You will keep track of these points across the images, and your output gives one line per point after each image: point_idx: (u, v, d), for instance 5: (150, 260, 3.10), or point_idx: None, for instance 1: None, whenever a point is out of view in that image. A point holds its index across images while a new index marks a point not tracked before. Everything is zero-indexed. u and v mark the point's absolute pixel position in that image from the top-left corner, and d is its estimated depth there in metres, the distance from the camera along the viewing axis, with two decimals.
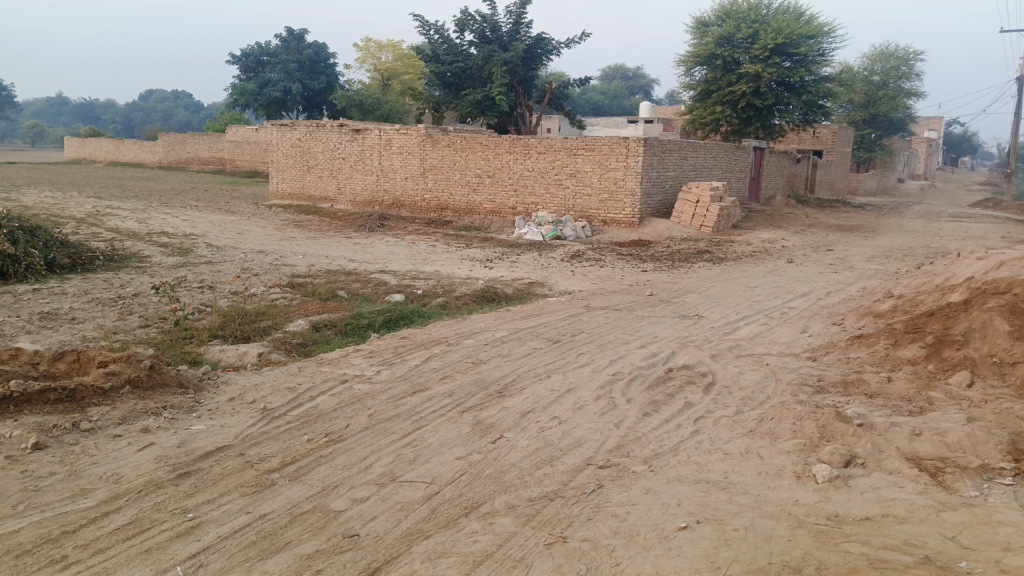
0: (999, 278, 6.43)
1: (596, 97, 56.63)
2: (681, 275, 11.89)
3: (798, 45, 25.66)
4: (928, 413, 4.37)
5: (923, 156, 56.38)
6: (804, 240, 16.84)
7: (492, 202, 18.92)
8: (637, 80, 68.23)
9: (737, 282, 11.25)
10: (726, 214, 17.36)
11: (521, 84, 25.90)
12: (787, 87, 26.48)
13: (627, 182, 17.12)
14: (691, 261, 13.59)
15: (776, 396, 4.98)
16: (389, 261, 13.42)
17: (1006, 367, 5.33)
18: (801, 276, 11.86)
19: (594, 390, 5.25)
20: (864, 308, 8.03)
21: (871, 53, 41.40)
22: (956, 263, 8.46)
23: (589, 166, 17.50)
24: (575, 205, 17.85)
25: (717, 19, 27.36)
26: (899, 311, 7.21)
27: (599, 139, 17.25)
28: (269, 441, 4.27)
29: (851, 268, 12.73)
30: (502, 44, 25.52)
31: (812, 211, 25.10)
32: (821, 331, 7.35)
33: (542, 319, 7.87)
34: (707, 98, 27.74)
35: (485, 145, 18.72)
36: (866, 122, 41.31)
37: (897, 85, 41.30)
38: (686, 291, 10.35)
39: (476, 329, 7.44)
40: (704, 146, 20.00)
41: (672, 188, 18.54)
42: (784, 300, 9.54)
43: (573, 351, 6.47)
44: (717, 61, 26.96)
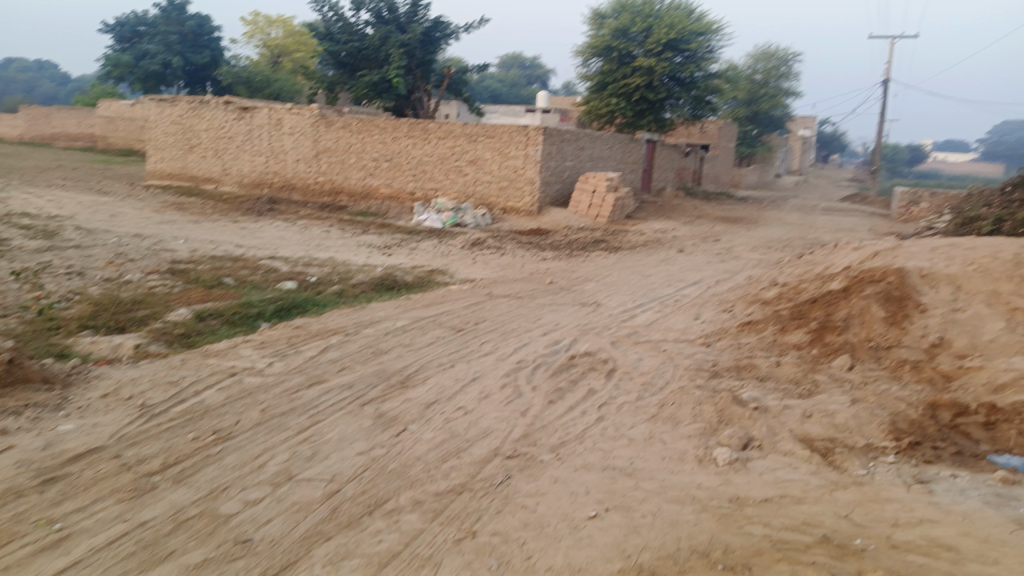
0: (874, 267, 6.88)
1: (493, 84, 56.63)
2: (580, 264, 12.06)
3: (689, 41, 26.67)
4: (816, 395, 4.59)
5: (799, 153, 60.16)
6: (694, 230, 17.52)
7: (389, 187, 18.51)
8: (534, 69, 68.76)
9: (632, 270, 11.54)
10: (621, 205, 17.77)
11: (419, 68, 25.45)
12: (678, 82, 27.45)
13: (527, 170, 17.18)
14: (589, 250, 13.82)
15: (675, 381, 5.08)
16: (280, 247, 12.84)
17: (881, 351, 5.71)
18: (692, 265, 12.31)
19: (499, 379, 5.20)
20: (751, 293, 8.38)
21: (754, 53, 43.70)
22: (834, 254, 9.00)
23: (489, 153, 17.43)
24: (474, 192, 17.75)
25: (613, 12, 27.91)
26: (784, 297, 7.56)
27: (499, 126, 17.20)
28: (148, 441, 3.92)
29: (737, 258, 13.35)
30: (400, 26, 24.97)
31: (700, 203, 26.19)
32: (713, 317, 7.61)
33: (443, 307, 7.73)
34: (603, 90, 28.22)
35: (382, 128, 18.27)
36: (749, 118, 43.53)
37: (777, 85, 43.86)
38: (585, 279, 10.50)
39: (375, 318, 7.21)
40: (601, 137, 20.38)
41: (570, 178, 18.79)
42: (677, 288, 9.84)
43: (476, 341, 6.36)
44: (612, 53, 27.50)
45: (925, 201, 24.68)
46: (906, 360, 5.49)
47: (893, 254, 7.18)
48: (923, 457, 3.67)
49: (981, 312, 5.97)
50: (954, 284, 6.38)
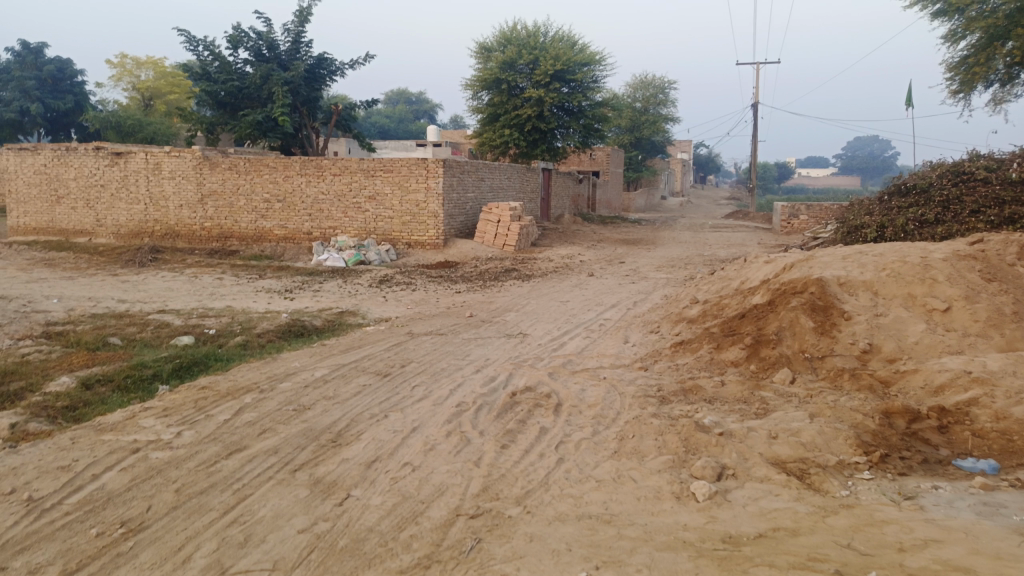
0: (794, 278, 6.99)
1: (381, 121, 56.15)
2: (496, 295, 11.82)
3: (574, 72, 27.40)
4: (772, 413, 4.48)
5: (680, 175, 63.03)
6: (599, 254, 17.72)
7: (284, 228, 17.68)
8: (420, 104, 68.80)
9: (549, 298, 11.40)
10: (526, 233, 17.74)
11: (304, 105, 24.70)
12: (567, 111, 28.12)
13: (429, 204, 16.85)
14: (501, 280, 13.63)
15: (626, 411, 4.85)
16: (170, 299, 11.86)
17: (816, 361, 5.74)
18: (606, 287, 12.32)
19: (441, 426, 4.80)
20: (674, 312, 8.36)
21: (633, 82, 45.59)
22: (746, 267, 9.19)
23: (388, 188, 17.00)
24: (376, 228, 17.24)
25: (498, 45, 28.15)
26: (709, 314, 7.57)
27: (397, 160, 16.84)
28: (40, 545, 3.28)
29: (646, 278, 13.53)
30: (281, 64, 24.21)
31: (597, 227, 26.69)
32: (642, 339, 7.51)
33: (363, 353, 7.25)
34: (495, 121, 28.32)
35: (272, 167, 17.47)
36: (633, 144, 45.18)
37: (656, 111, 45.90)
38: (504, 310, 10.26)
39: (290, 369, 6.62)
40: (499, 167, 20.38)
41: (472, 209, 18.63)
42: (598, 312, 9.75)
43: (406, 387, 5.93)
44: (501, 85, 27.67)
45: (804, 213, 26.23)
46: (843, 369, 5.52)
47: (808, 263, 7.36)
48: (897, 470, 3.58)
49: (901, 315, 6.14)
50: (871, 290, 6.57)
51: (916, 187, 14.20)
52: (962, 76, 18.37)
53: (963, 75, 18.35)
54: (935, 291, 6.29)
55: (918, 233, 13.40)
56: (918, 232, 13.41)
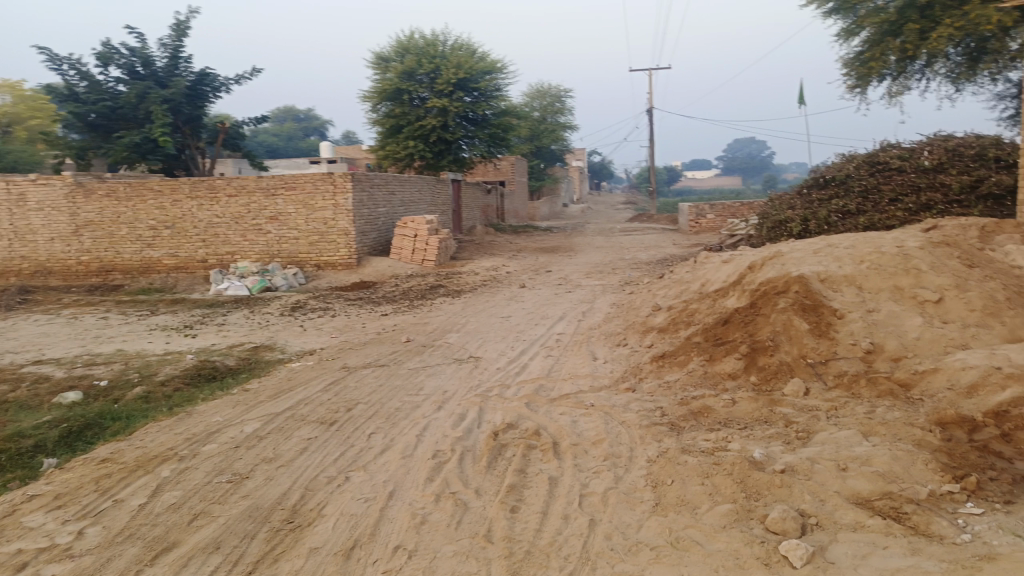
0: (769, 277, 6.51)
1: (269, 140, 53.62)
2: (427, 315, 10.90)
3: (477, 80, 26.77)
4: (816, 436, 3.85)
5: (578, 183, 63.76)
6: (523, 264, 17.08)
7: (175, 257, 16.00)
8: (309, 121, 66.35)
9: (484, 314, 10.58)
10: (444, 247, 16.86)
11: (187, 124, 22.73)
12: (471, 121, 27.49)
13: (338, 221, 15.67)
14: (429, 298, 12.71)
15: (641, 447, 4.12)
16: (47, 346, 10.21)
17: (820, 367, 5.22)
18: (542, 299, 11.61)
19: (424, 488, 3.90)
20: (636, 321, 7.76)
21: (529, 91, 45.60)
22: (700, 268, 8.73)
23: (292, 207, 15.70)
24: (281, 250, 15.88)
25: (396, 54, 27.15)
26: (679, 322, 6.99)
27: (300, 176, 15.58)
28: None
29: (580, 286, 12.97)
30: (158, 81, 22.20)
31: (511, 237, 26.11)
32: (611, 355, 6.83)
33: (298, 398, 6.19)
34: (397, 133, 27.13)
35: (158, 190, 15.78)
36: (534, 153, 45.04)
37: (554, 119, 46.06)
38: (443, 332, 9.36)
39: (212, 426, 5.49)
40: (409, 180, 19.39)
41: (384, 224, 17.56)
42: (546, 327, 9.02)
43: (364, 440, 4.97)
44: (402, 96, 26.61)
45: (711, 211, 26.63)
46: (855, 374, 5.02)
47: (778, 260, 6.92)
48: (1002, 497, 3.00)
49: (894, 309, 5.74)
50: (854, 284, 6.16)
51: (834, 179, 14.44)
52: (857, 71, 19.08)
53: (858, 70, 19.06)
54: (923, 281, 5.94)
55: (841, 224, 13.57)
56: (840, 224, 13.59)
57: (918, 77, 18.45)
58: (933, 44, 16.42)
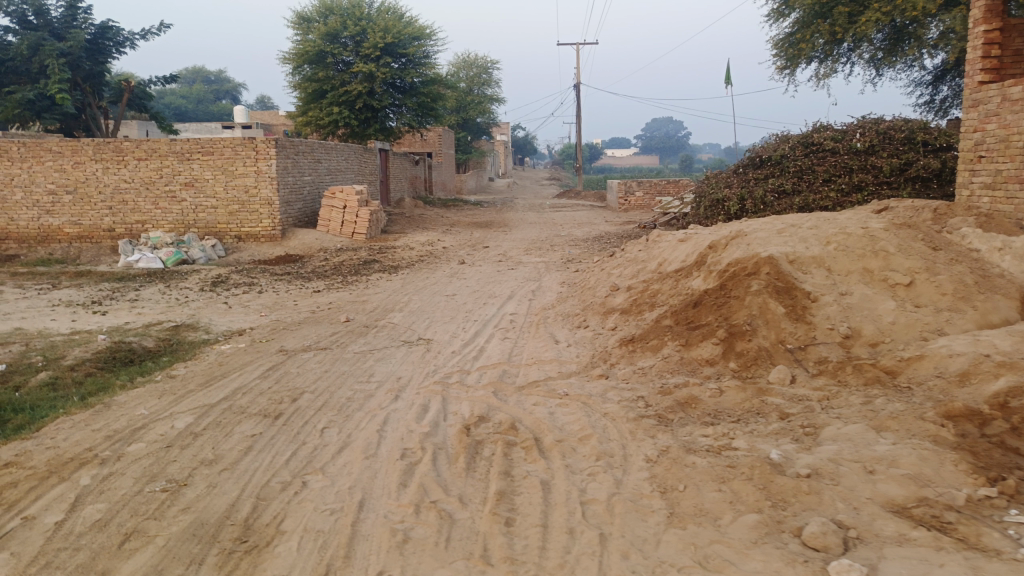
0: (737, 257, 6.28)
1: (177, 102, 50.38)
2: (364, 292, 10.28)
3: (405, 46, 25.72)
4: (823, 430, 3.60)
5: (503, 156, 63.25)
6: (457, 239, 16.54)
7: (78, 225, 14.63)
8: (220, 84, 62.78)
9: (424, 293, 10.04)
10: (375, 219, 16.12)
11: (87, 82, 20.79)
12: (399, 88, 26.44)
13: (261, 190, 14.66)
14: (362, 274, 12.05)
15: (634, 443, 3.78)
16: None
17: (799, 353, 5.02)
18: (483, 277, 11.16)
19: (399, 496, 3.44)
20: (593, 300, 7.43)
21: (456, 61, 44.56)
22: (654, 245, 8.49)
23: (210, 173, 14.58)
24: (197, 220, 14.76)
25: (319, 15, 25.69)
26: (641, 302, 6.70)
27: (218, 140, 14.46)
28: None
29: (520, 263, 12.60)
30: (54, 33, 20.15)
31: (440, 210, 25.44)
32: (572, 337, 6.48)
33: (234, 387, 5.57)
34: (320, 98, 25.81)
35: (57, 151, 14.31)
36: (460, 125, 44.14)
37: (480, 91, 45.23)
38: (384, 311, 8.80)
39: (136, 420, 4.83)
40: (336, 148, 18.41)
41: (310, 195, 16.61)
42: (494, 307, 8.59)
43: (318, 437, 4.45)
44: (325, 59, 25.28)
45: (640, 189, 26.70)
46: (837, 360, 4.83)
47: (742, 239, 6.71)
48: None
49: (867, 293, 5.61)
50: (823, 266, 6.00)
51: (770, 159, 14.53)
52: (788, 52, 19.33)
53: (788, 51, 19.31)
54: (892, 264, 5.84)
55: (776, 203, 13.70)
56: (776, 203, 13.71)
57: (845, 60, 18.81)
58: (862, 27, 16.71)
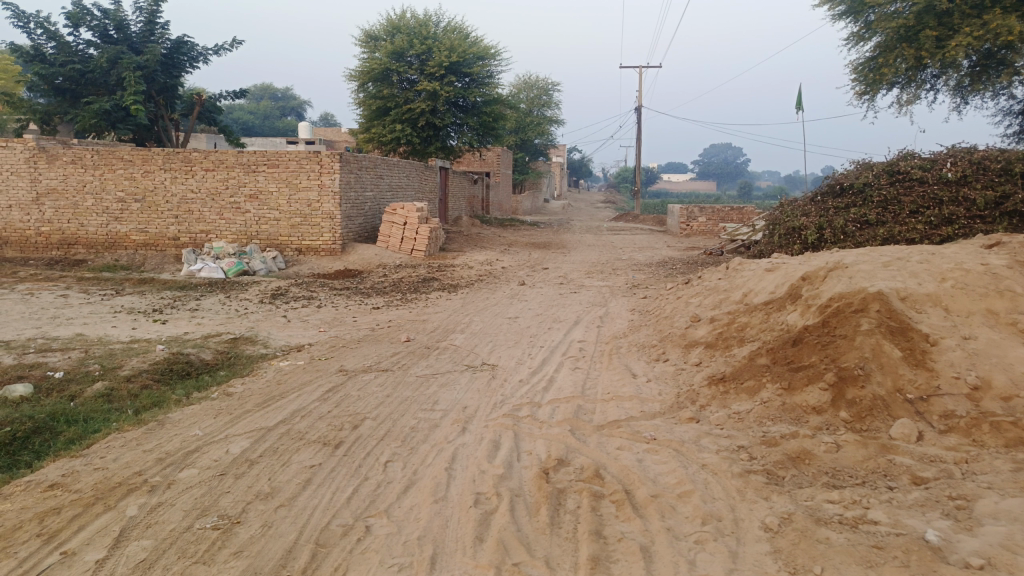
0: (839, 292, 5.71)
1: (244, 117, 51.69)
2: (423, 312, 9.97)
3: (470, 65, 25.67)
4: (976, 503, 3.04)
5: (559, 178, 62.99)
6: (516, 259, 16.18)
7: (144, 233, 14.78)
8: (286, 101, 64.32)
9: (486, 314, 9.66)
10: (435, 237, 15.89)
11: (161, 95, 21.29)
12: (461, 107, 26.40)
13: (323, 204, 14.59)
14: (422, 292, 11.76)
15: (745, 505, 3.28)
16: None
17: (921, 405, 4.43)
18: (546, 300, 10.73)
19: (477, 556, 3.01)
20: (671, 331, 6.92)
21: (517, 83, 44.58)
22: (735, 274, 7.94)
23: (274, 185, 14.59)
24: (259, 231, 14.76)
25: (386, 33, 25.88)
26: (727, 337, 6.17)
27: (284, 153, 14.48)
28: None
29: (584, 287, 12.13)
30: (132, 47, 20.73)
31: (497, 230, 25.17)
32: (652, 372, 5.98)
33: (292, 409, 5.24)
34: (383, 115, 25.93)
35: (128, 160, 14.53)
36: (519, 146, 44.04)
37: (540, 113, 45.10)
38: (446, 333, 8.44)
39: (189, 442, 4.54)
40: (398, 164, 18.33)
41: (371, 210, 16.51)
42: (561, 333, 8.13)
43: (382, 472, 4.06)
44: (390, 77, 25.40)
45: (703, 215, 25.94)
46: (969, 416, 4.23)
47: (842, 272, 6.13)
48: None
49: (994, 337, 4.97)
50: (940, 305, 5.39)
51: (852, 188, 13.77)
52: (868, 77, 18.50)
53: (868, 76, 18.49)
54: (1021, 307, 5.19)
55: (858, 234, 12.97)
56: (857, 233, 12.99)
57: (929, 86, 17.87)
58: (950, 53, 15.79)
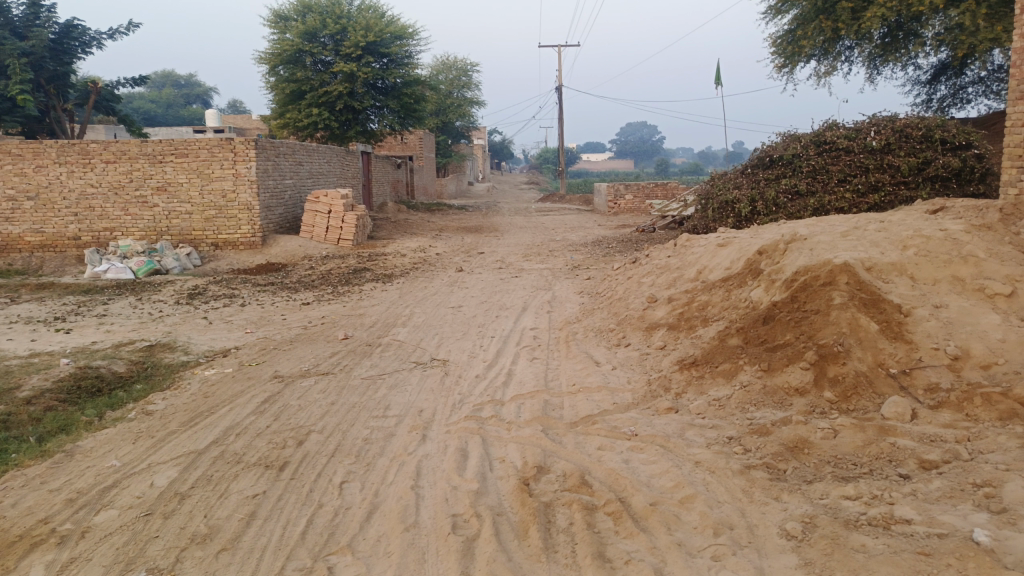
0: (803, 264, 5.50)
1: (145, 106, 48.67)
2: (358, 306, 9.36)
3: (387, 45, 24.72)
4: (1003, 488, 2.81)
5: (481, 161, 62.37)
6: (449, 245, 15.65)
7: (40, 233, 13.48)
8: (191, 88, 60.99)
9: (426, 304, 9.13)
10: (362, 225, 15.15)
11: (51, 83, 19.54)
12: (380, 89, 25.48)
13: (239, 194, 13.64)
14: (354, 284, 11.11)
15: (757, 509, 2.97)
16: None
17: (905, 380, 4.24)
18: (487, 286, 10.30)
19: None
20: (627, 314, 6.60)
21: (435, 64, 43.61)
22: (684, 250, 7.71)
23: (184, 176, 13.54)
24: (171, 227, 13.69)
25: (296, 13, 24.60)
26: (689, 317, 5.90)
27: (193, 141, 13.44)
28: None
29: (523, 271, 11.75)
30: (14, 31, 18.87)
31: (424, 215, 24.48)
32: (615, 358, 5.65)
33: (226, 425, 4.66)
34: (299, 99, 24.73)
35: (16, 154, 13.18)
36: (440, 129, 43.18)
37: (460, 94, 44.32)
38: (386, 327, 7.90)
39: (106, 475, 3.93)
40: (318, 150, 17.41)
41: (292, 199, 15.60)
42: (509, 321, 7.71)
43: (337, 495, 3.57)
44: (303, 59, 24.19)
45: (630, 192, 25.97)
46: (957, 389, 4.05)
47: (802, 243, 5.94)
48: None
49: (964, 304, 4.85)
50: (905, 274, 5.25)
51: (781, 159, 13.80)
52: (787, 49, 18.79)
53: (788, 48, 18.77)
54: (986, 271, 5.10)
55: (790, 205, 13.12)
56: (789, 204, 13.14)
57: (845, 57, 18.27)
58: (867, 23, 16.13)
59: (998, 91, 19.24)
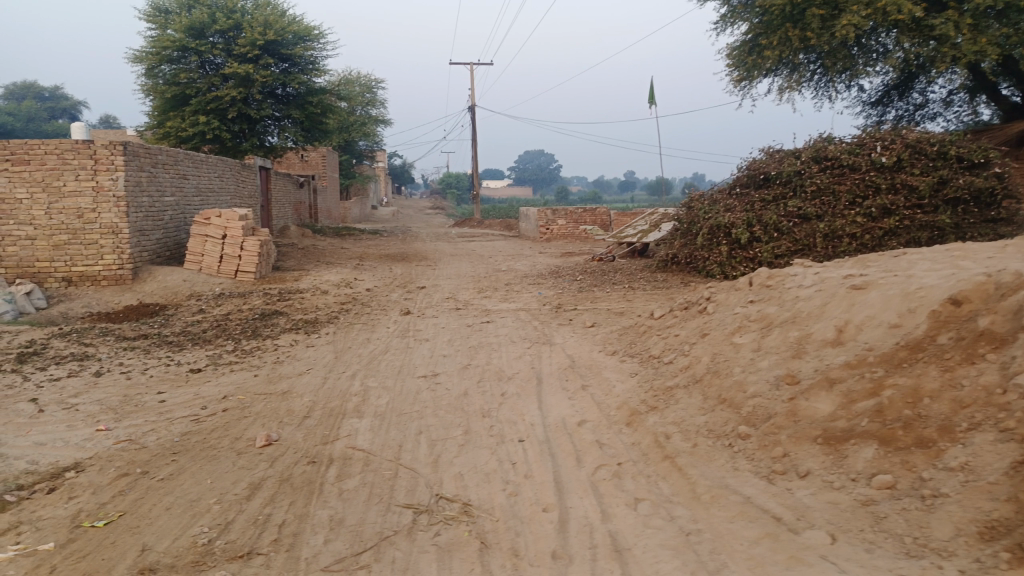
0: None
1: (1, 118, 42.59)
2: (278, 377, 6.33)
3: (288, 47, 21.32)
4: None
5: (384, 185, 59.20)
6: (378, 277, 12.73)
7: None
8: (57, 100, 54.45)
9: (383, 372, 6.25)
10: (267, 254, 11.96)
11: None
12: (280, 97, 22.05)
13: (101, 214, 10.20)
14: (265, 337, 8.01)
15: None
16: None
17: None
18: (457, 339, 7.52)
19: None
20: (754, 406, 4.04)
21: (337, 78, 40.33)
22: (780, 295, 5.27)
23: (23, 190, 9.98)
24: (4, 256, 10.03)
25: (179, 5, 20.81)
26: (905, 418, 3.36)
27: (36, 143, 9.94)
28: None
29: (490, 314, 9.04)
30: None
31: (334, 242, 21.25)
32: (806, 506, 3.08)
33: None
34: (183, 105, 20.98)
35: None
36: (343, 148, 39.80)
37: (364, 111, 41.23)
38: (333, 420, 4.98)
39: None
40: (207, 161, 14.02)
41: (173, 221, 12.16)
42: (532, 407, 4.98)
43: None
44: (189, 58, 20.47)
45: (561, 217, 23.73)
46: None
47: None
48: None
49: None
50: None
51: (779, 177, 11.69)
52: (745, 61, 16.99)
53: (745, 60, 16.94)
54: None
55: (795, 230, 10.86)
56: (794, 230, 10.88)
57: (808, 72, 16.52)
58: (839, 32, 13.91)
59: (955, 112, 18.40)
